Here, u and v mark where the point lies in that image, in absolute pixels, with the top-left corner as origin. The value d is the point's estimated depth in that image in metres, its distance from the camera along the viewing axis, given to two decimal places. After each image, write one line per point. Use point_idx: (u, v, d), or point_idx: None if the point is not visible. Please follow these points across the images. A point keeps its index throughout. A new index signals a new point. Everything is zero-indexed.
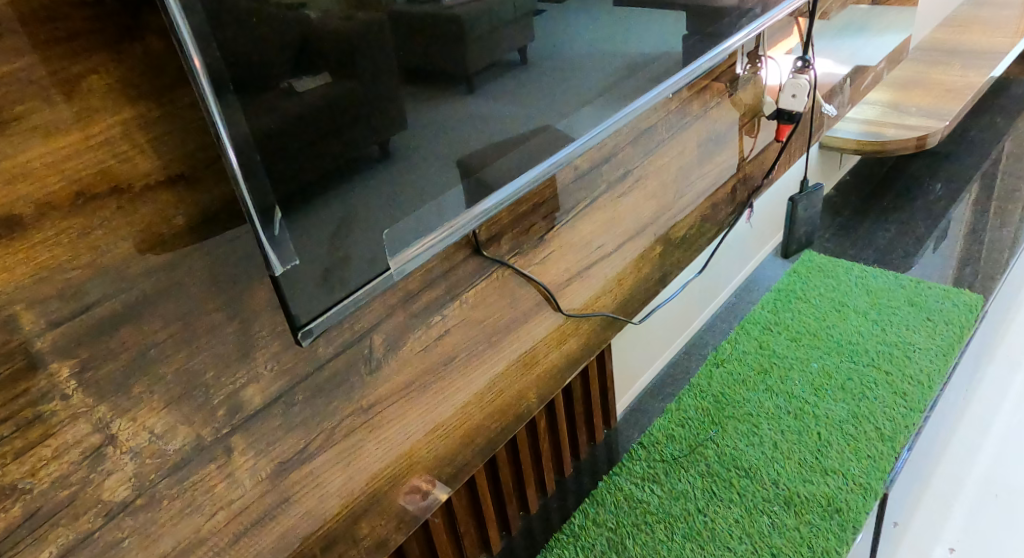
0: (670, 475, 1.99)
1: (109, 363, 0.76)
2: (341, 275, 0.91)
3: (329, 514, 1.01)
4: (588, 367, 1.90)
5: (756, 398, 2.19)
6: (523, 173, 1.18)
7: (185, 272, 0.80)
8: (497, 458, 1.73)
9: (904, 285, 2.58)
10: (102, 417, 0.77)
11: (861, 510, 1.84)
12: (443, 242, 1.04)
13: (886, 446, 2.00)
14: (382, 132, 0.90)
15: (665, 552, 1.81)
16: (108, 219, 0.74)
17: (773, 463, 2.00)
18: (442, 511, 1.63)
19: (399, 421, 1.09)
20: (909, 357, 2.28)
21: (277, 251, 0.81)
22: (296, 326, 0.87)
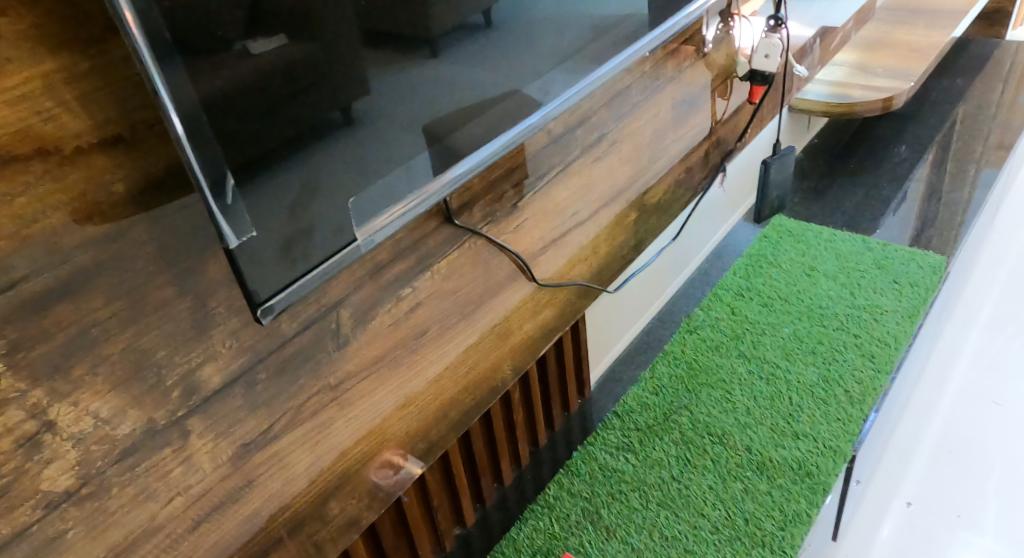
0: (644, 443, 1.98)
1: (41, 345, 0.70)
2: (304, 248, 0.85)
3: (299, 494, 0.98)
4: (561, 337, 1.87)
5: (729, 364, 2.19)
6: (493, 139, 1.12)
7: (129, 243, 0.74)
8: (469, 431, 1.69)
9: (871, 248, 2.58)
10: (38, 402, 0.71)
11: (831, 473, 1.86)
12: (413, 211, 0.99)
13: (854, 408, 2.01)
14: (345, 96, 0.84)
15: (640, 522, 1.80)
16: (32, 185, 0.67)
17: (745, 428, 1.99)
18: (414, 486, 1.60)
19: (368, 398, 1.05)
20: (878, 319, 2.28)
21: (230, 222, 0.75)
22: (256, 303, 0.81)
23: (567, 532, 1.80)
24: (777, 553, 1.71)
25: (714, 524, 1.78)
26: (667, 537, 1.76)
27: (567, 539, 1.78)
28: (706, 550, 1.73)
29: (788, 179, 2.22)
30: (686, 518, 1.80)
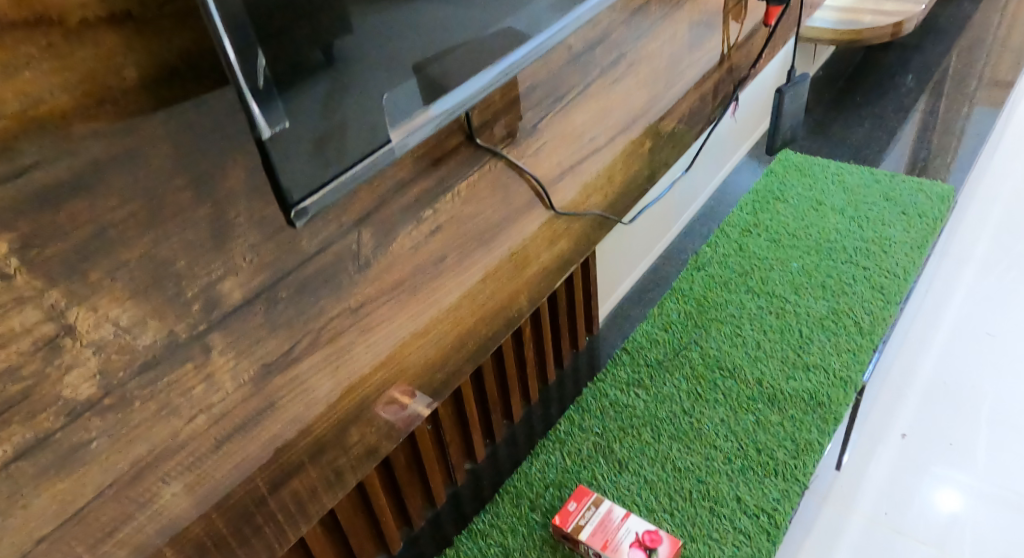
0: (655, 379, 1.97)
1: (57, 242, 0.67)
2: (337, 146, 0.80)
3: (319, 420, 0.95)
4: (573, 273, 1.81)
5: (739, 300, 2.16)
6: (535, 37, 1.04)
7: (142, 139, 0.70)
8: (482, 367, 1.66)
9: (879, 180, 2.53)
10: (56, 304, 0.68)
11: (841, 403, 1.85)
12: (451, 114, 0.92)
13: (865, 339, 2.00)
14: (325, 34, 0.74)
15: (652, 456, 1.79)
16: (35, 60, 0.63)
17: (755, 362, 1.98)
18: (429, 419, 1.58)
19: (387, 322, 1.01)
20: (886, 251, 2.26)
21: (262, 109, 0.71)
22: (289, 204, 0.77)
23: (579, 466, 1.79)
24: (789, 481, 1.71)
25: (727, 455, 1.77)
26: (680, 468, 1.76)
27: (579, 473, 1.78)
28: (720, 480, 1.73)
29: (801, 107, 2.16)
30: (698, 449, 1.79)
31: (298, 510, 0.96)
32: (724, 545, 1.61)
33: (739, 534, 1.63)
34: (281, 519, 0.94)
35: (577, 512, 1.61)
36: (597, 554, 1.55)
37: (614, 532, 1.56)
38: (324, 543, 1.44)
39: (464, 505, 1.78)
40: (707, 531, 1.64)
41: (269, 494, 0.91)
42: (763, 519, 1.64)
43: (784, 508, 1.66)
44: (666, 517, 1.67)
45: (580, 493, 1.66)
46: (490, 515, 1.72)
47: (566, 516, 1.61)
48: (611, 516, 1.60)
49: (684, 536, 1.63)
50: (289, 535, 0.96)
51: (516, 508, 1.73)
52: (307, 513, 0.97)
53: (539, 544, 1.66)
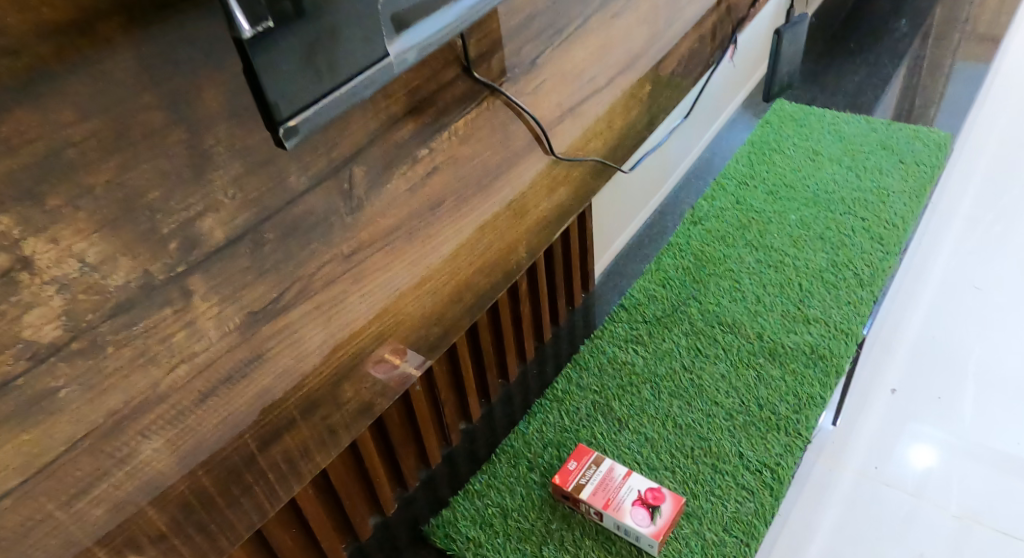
0: (654, 335, 1.91)
1: (4, 159, 0.59)
2: (329, 56, 0.73)
3: (311, 375, 0.90)
4: (568, 227, 1.73)
5: (737, 254, 2.10)
6: None
7: (101, 44, 0.63)
8: (477, 324, 1.60)
9: (874, 129, 2.48)
10: (8, 231, 0.60)
11: (843, 355, 1.82)
12: (450, 30, 0.87)
13: (865, 291, 1.96)
14: None
15: (651, 415, 1.74)
16: None
17: (755, 316, 1.93)
18: (423, 378, 1.52)
19: (384, 272, 0.96)
20: (885, 201, 2.21)
21: (243, 5, 0.62)
22: (276, 121, 0.70)
23: (577, 425, 1.75)
24: (793, 436, 1.67)
25: (728, 411, 1.73)
26: (681, 426, 1.72)
27: (579, 433, 1.73)
28: (722, 436, 1.69)
29: (799, 51, 2.10)
30: (699, 405, 1.75)
31: (291, 469, 0.91)
32: (726, 500, 1.58)
33: (743, 490, 1.59)
34: (273, 479, 0.89)
35: (578, 471, 1.57)
36: (599, 513, 1.51)
37: (616, 492, 1.52)
38: (316, 506, 1.40)
39: (460, 466, 1.73)
40: (710, 487, 1.60)
41: (259, 452, 0.86)
42: (766, 474, 1.61)
43: (787, 463, 1.63)
44: (667, 474, 1.63)
45: (580, 451, 1.60)
46: (487, 476, 1.68)
47: (566, 475, 1.56)
48: (613, 475, 1.55)
49: (687, 492, 1.60)
50: (283, 496, 0.92)
51: (514, 467, 1.69)
52: (300, 473, 0.93)
53: (538, 503, 1.61)
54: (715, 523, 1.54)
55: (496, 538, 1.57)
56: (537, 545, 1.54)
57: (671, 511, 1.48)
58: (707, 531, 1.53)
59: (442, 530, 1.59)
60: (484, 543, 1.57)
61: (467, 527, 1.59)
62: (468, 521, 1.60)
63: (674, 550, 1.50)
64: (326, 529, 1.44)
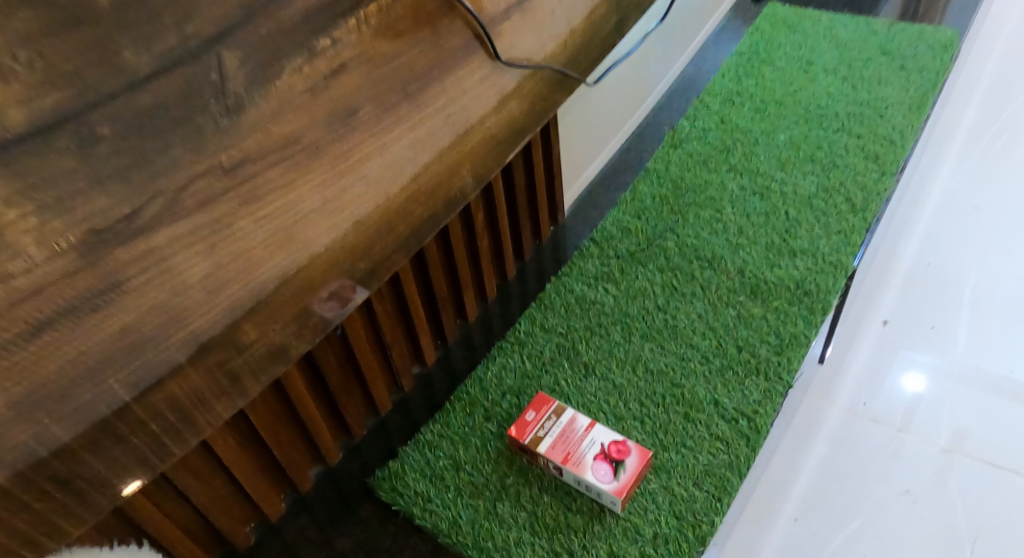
0: (627, 271, 1.74)
1: None
2: None
3: (196, 312, 0.74)
4: (531, 143, 1.50)
5: (720, 181, 1.93)
6: None
7: None
8: (424, 257, 1.43)
9: (875, 33, 2.28)
10: None
11: (830, 291, 1.66)
12: None
13: (857, 217, 1.80)
14: None
15: (621, 357, 1.59)
16: None
17: (737, 250, 1.76)
18: (361, 312, 1.36)
19: (286, 190, 0.80)
20: (882, 115, 2.03)
21: None
22: None
23: (540, 371, 1.59)
24: (772, 381, 1.54)
25: (704, 354, 1.59)
26: (652, 371, 1.57)
27: (542, 379, 1.58)
28: (695, 383, 1.54)
29: None
30: (673, 348, 1.60)
31: (180, 420, 0.76)
32: (698, 452, 1.44)
33: (716, 441, 1.46)
34: (157, 432, 0.74)
35: (536, 422, 1.42)
36: (558, 468, 1.37)
37: (577, 445, 1.38)
38: (241, 453, 1.29)
39: (415, 411, 1.59)
40: (681, 438, 1.46)
41: (132, 403, 0.70)
42: (743, 424, 1.48)
43: (766, 410, 1.49)
44: (636, 424, 1.49)
45: (540, 400, 1.45)
46: (440, 425, 1.54)
47: (523, 427, 1.42)
48: (574, 427, 1.40)
49: (655, 444, 1.46)
50: (174, 451, 0.77)
51: (469, 417, 1.54)
52: (194, 424, 0.78)
53: (494, 456, 1.47)
54: (686, 477, 1.41)
55: (446, 492, 1.44)
56: (490, 501, 1.41)
57: (636, 466, 1.35)
58: (676, 484, 1.40)
59: (389, 483, 1.46)
60: (433, 499, 1.43)
61: (415, 481, 1.46)
62: (417, 474, 1.47)
63: (640, 506, 1.38)
64: (256, 479, 1.34)
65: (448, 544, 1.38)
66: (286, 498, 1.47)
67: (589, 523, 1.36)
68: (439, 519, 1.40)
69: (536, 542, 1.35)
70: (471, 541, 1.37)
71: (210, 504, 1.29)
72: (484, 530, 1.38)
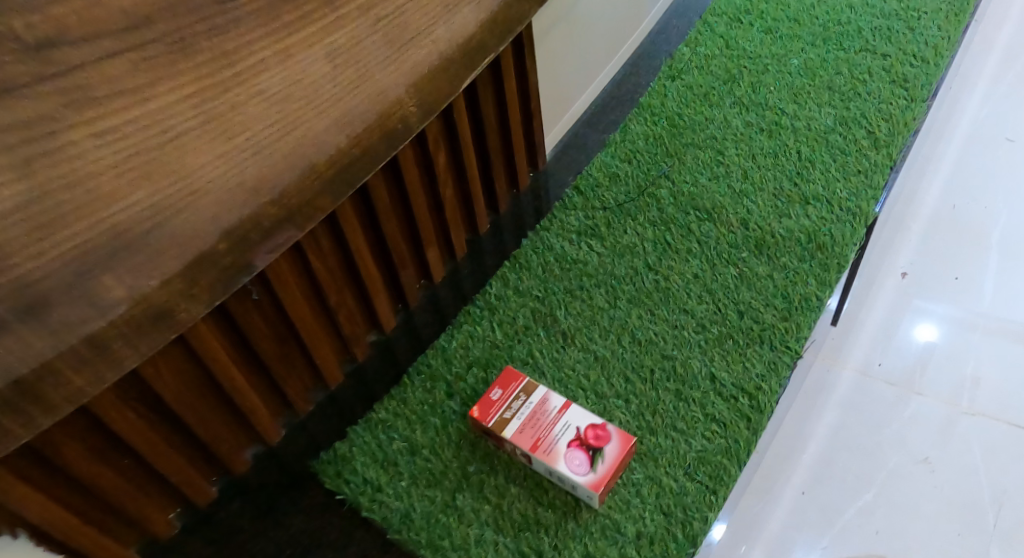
0: (613, 225, 1.51)
1: None
2: None
3: (17, 252, 0.62)
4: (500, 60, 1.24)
5: (722, 116, 1.66)
6: None
7: None
8: (370, 202, 1.17)
9: None
10: None
11: (847, 245, 1.44)
12: None
13: (881, 155, 1.56)
14: None
15: (607, 321, 1.38)
16: None
17: (741, 200, 1.52)
18: (290, 263, 1.11)
19: (135, 101, 0.67)
20: (912, 29, 1.77)
21: None
22: None
23: (511, 341, 1.38)
24: (777, 350, 1.33)
25: (700, 322, 1.37)
26: (639, 342, 1.35)
27: (513, 351, 1.37)
28: (689, 354, 1.33)
29: None
30: (666, 315, 1.38)
31: (18, 395, 0.64)
32: (690, 437, 1.24)
33: (712, 422, 1.26)
34: None
35: (502, 403, 1.22)
36: (527, 456, 1.18)
37: (549, 430, 1.18)
38: (149, 433, 1.05)
39: (375, 385, 1.36)
40: (672, 420, 1.26)
41: None
42: (742, 402, 1.27)
43: (770, 386, 1.29)
44: (620, 404, 1.28)
45: (508, 376, 1.25)
46: (395, 402, 1.33)
47: (487, 408, 1.22)
48: (546, 408, 1.20)
49: (641, 427, 1.26)
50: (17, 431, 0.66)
51: (429, 393, 1.34)
52: (42, 402, 0.66)
53: (454, 439, 1.27)
54: (675, 465, 1.21)
55: (399, 481, 1.23)
56: (449, 492, 1.21)
57: (616, 455, 1.15)
58: (664, 475, 1.20)
59: (334, 468, 1.27)
60: (384, 488, 1.23)
61: (364, 467, 1.26)
62: (367, 459, 1.27)
63: (621, 501, 1.18)
64: (176, 463, 1.12)
65: (398, 541, 1.18)
66: (216, 484, 1.22)
67: (563, 521, 1.17)
68: (389, 511, 1.21)
69: (499, 541, 1.16)
70: (425, 538, 1.17)
71: (117, 492, 1.07)
72: (441, 526, 1.18)
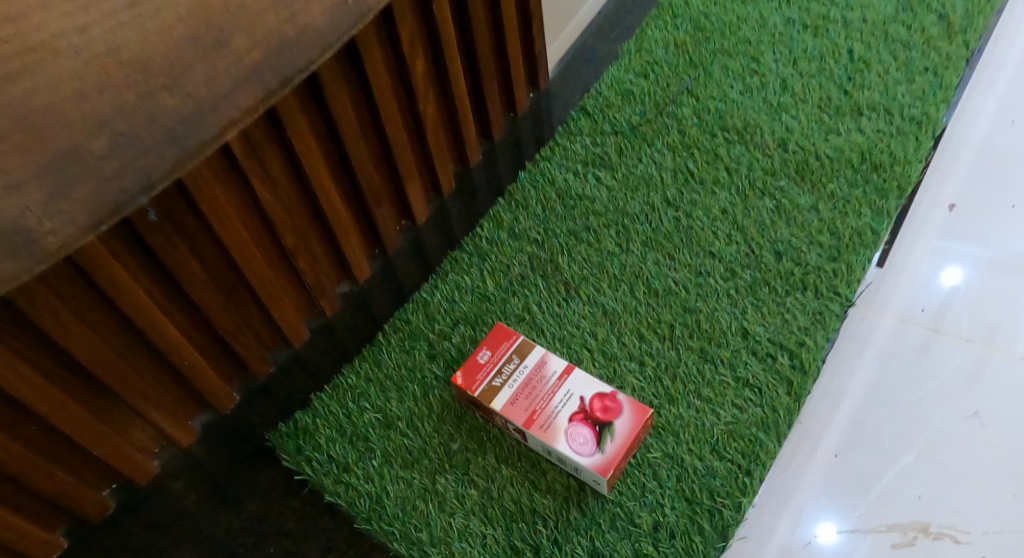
0: (625, 153, 1.27)
1: None
2: None
3: None
4: None
5: (758, 14, 1.41)
6: None
7: None
8: (330, 117, 0.94)
9: None
10: None
11: (909, 163, 1.21)
12: None
13: (953, 45, 1.32)
14: None
15: (616, 268, 1.16)
16: None
17: (779, 116, 1.28)
18: (227, 190, 0.88)
19: None
20: None
21: None
22: None
23: (504, 292, 1.16)
24: (825, 297, 1.11)
25: (728, 268, 1.15)
26: (655, 293, 1.13)
27: (507, 305, 1.15)
28: (716, 307, 1.11)
29: None
30: (688, 260, 1.16)
31: None
32: (718, 407, 1.04)
33: (744, 389, 1.05)
34: None
35: (491, 368, 1.01)
36: (521, 432, 0.98)
37: (548, 401, 0.98)
38: (60, 398, 0.83)
39: (349, 345, 1.15)
40: (696, 387, 1.05)
41: None
42: (781, 362, 1.06)
43: (815, 341, 1.07)
44: (633, 368, 1.08)
45: (499, 335, 1.04)
46: (367, 365, 1.12)
47: (473, 374, 1.01)
48: (544, 375, 1.00)
49: (659, 397, 1.05)
50: None
51: (407, 355, 1.13)
52: None
53: (436, 410, 1.07)
54: (700, 442, 1.01)
55: (370, 460, 1.04)
56: (428, 475, 1.02)
57: (628, 431, 0.95)
58: (687, 455, 1.00)
59: (294, 443, 1.06)
60: (351, 468, 1.03)
61: (330, 442, 1.06)
62: (334, 433, 1.07)
63: (636, 486, 0.98)
64: (99, 433, 0.90)
65: (367, 532, 1.00)
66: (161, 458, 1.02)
67: (564, 510, 0.98)
68: (357, 495, 1.01)
69: (488, 533, 0.97)
70: (398, 529, 0.98)
71: (24, 468, 0.85)
72: (418, 515, 0.99)
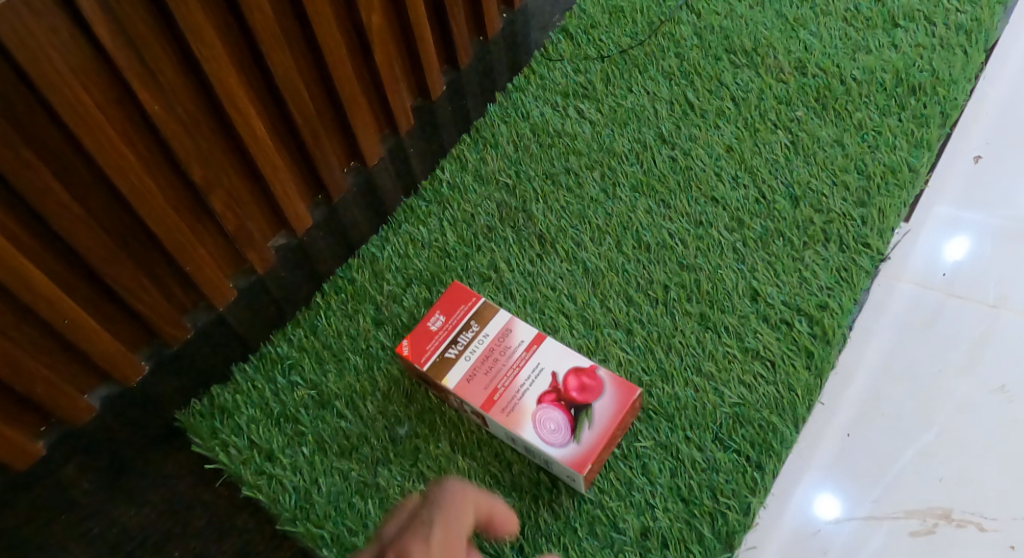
0: (612, 81, 1.08)
1: None
2: None
3: None
4: None
5: None
6: None
7: None
8: (239, 10, 0.74)
9: None
10: None
11: (953, 83, 1.02)
12: None
13: None
14: None
15: (601, 217, 0.97)
16: None
17: (795, 31, 1.09)
18: (99, 94, 0.68)
19: None
20: None
21: None
22: None
23: (467, 247, 0.97)
24: (852, 249, 0.92)
25: (734, 216, 0.96)
26: (646, 248, 0.95)
27: (469, 262, 0.96)
28: (719, 265, 0.93)
29: None
30: (686, 207, 0.97)
31: None
32: (722, 385, 0.86)
33: (754, 362, 0.87)
34: None
35: (445, 336, 0.83)
36: (480, 415, 0.80)
37: (512, 378, 0.80)
38: None
39: (284, 307, 0.95)
40: (695, 361, 0.87)
41: None
42: (799, 330, 0.88)
43: (840, 305, 0.89)
44: (619, 339, 0.89)
45: (455, 296, 0.86)
46: (302, 333, 0.94)
47: (422, 343, 0.83)
48: (508, 346, 0.82)
49: (650, 373, 0.87)
50: None
51: (350, 320, 0.94)
52: None
53: (381, 387, 0.89)
54: (700, 428, 0.83)
55: (300, 447, 0.86)
56: (369, 466, 0.84)
57: (610, 412, 0.78)
58: (682, 444, 0.83)
59: (209, 425, 0.88)
60: (277, 456, 0.86)
61: (252, 426, 0.88)
62: (257, 415, 0.89)
63: (621, 483, 0.81)
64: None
65: (293, 535, 0.82)
66: (45, 439, 0.81)
67: (532, 512, 0.80)
68: (281, 491, 0.84)
69: None
70: (329, 531, 0.81)
71: None
72: (356, 515, 0.82)
